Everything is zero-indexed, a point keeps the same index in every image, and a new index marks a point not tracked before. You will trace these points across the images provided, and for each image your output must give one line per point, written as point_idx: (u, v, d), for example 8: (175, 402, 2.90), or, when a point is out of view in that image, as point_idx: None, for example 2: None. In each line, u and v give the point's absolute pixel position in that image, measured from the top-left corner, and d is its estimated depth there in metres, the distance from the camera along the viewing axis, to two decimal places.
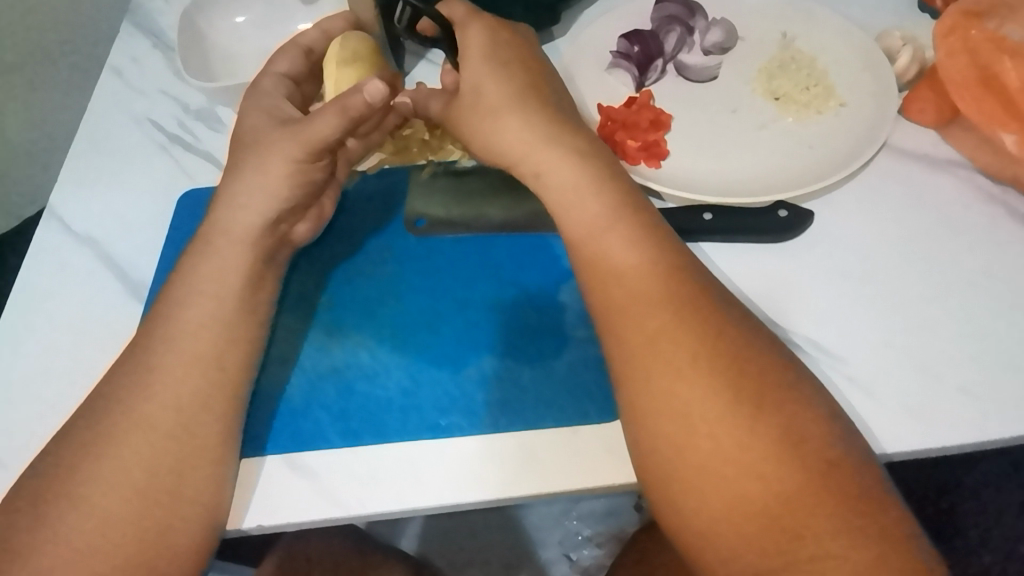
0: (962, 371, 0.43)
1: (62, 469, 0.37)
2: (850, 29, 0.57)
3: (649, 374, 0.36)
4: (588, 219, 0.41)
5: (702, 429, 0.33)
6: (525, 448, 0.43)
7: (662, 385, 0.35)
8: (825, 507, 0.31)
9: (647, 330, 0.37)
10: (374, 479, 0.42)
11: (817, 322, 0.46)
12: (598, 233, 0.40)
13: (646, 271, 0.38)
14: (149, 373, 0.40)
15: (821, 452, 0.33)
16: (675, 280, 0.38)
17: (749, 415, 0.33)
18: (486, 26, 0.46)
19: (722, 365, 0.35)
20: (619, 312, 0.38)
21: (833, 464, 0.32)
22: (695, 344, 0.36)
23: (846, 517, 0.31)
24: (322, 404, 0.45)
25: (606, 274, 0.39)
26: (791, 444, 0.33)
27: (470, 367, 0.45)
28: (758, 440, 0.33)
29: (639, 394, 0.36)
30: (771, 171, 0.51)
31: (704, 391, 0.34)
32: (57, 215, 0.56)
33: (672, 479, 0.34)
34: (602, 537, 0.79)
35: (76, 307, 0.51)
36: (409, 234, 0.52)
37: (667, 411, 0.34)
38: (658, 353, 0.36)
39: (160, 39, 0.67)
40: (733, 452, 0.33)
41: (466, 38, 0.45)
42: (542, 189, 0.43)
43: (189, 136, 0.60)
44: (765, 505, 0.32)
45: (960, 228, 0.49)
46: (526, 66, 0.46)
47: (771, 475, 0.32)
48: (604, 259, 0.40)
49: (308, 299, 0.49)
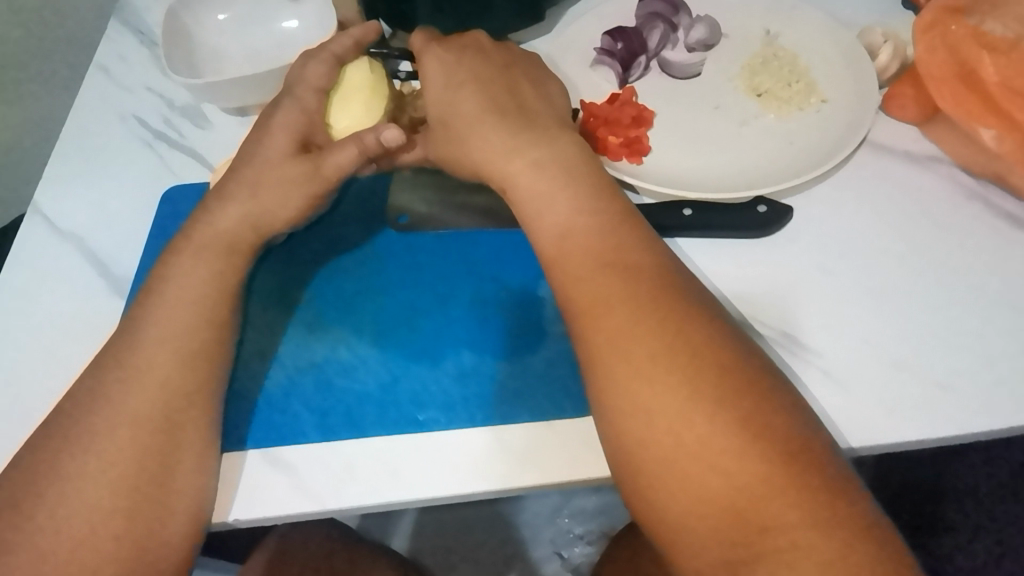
0: (938, 366, 0.43)
1: (39, 461, 0.37)
2: (832, 25, 0.58)
3: (620, 370, 0.36)
4: (561, 216, 0.42)
5: (672, 423, 0.34)
6: (502, 442, 0.43)
7: (632, 378, 0.35)
8: (794, 500, 0.31)
9: (619, 324, 0.37)
10: (351, 473, 0.42)
11: (795, 318, 0.46)
12: (572, 232, 0.41)
13: (619, 265, 0.39)
14: (128, 365, 0.40)
15: (790, 444, 0.33)
16: (647, 277, 0.38)
17: (720, 408, 0.33)
18: (446, 56, 0.48)
19: (693, 359, 0.35)
20: (593, 306, 0.38)
21: (802, 457, 0.32)
22: (666, 337, 0.36)
23: (813, 508, 0.31)
24: (301, 399, 0.45)
25: (580, 271, 0.39)
26: (760, 435, 0.33)
27: (450, 362, 0.46)
28: (728, 433, 0.33)
29: (610, 388, 0.36)
30: (751, 166, 0.52)
31: (674, 385, 0.34)
32: (41, 211, 0.56)
33: (643, 472, 0.34)
34: (593, 535, 0.79)
35: (59, 303, 0.51)
36: (391, 230, 0.52)
37: (639, 406, 0.35)
38: (628, 349, 0.36)
39: (147, 35, 0.67)
40: (703, 445, 0.33)
41: (423, 70, 0.48)
42: (519, 185, 0.43)
43: (174, 133, 0.60)
44: (734, 498, 0.32)
45: (939, 223, 0.49)
46: (490, 79, 0.47)
47: (739, 468, 0.32)
48: (576, 255, 0.40)
49: (289, 295, 0.49)
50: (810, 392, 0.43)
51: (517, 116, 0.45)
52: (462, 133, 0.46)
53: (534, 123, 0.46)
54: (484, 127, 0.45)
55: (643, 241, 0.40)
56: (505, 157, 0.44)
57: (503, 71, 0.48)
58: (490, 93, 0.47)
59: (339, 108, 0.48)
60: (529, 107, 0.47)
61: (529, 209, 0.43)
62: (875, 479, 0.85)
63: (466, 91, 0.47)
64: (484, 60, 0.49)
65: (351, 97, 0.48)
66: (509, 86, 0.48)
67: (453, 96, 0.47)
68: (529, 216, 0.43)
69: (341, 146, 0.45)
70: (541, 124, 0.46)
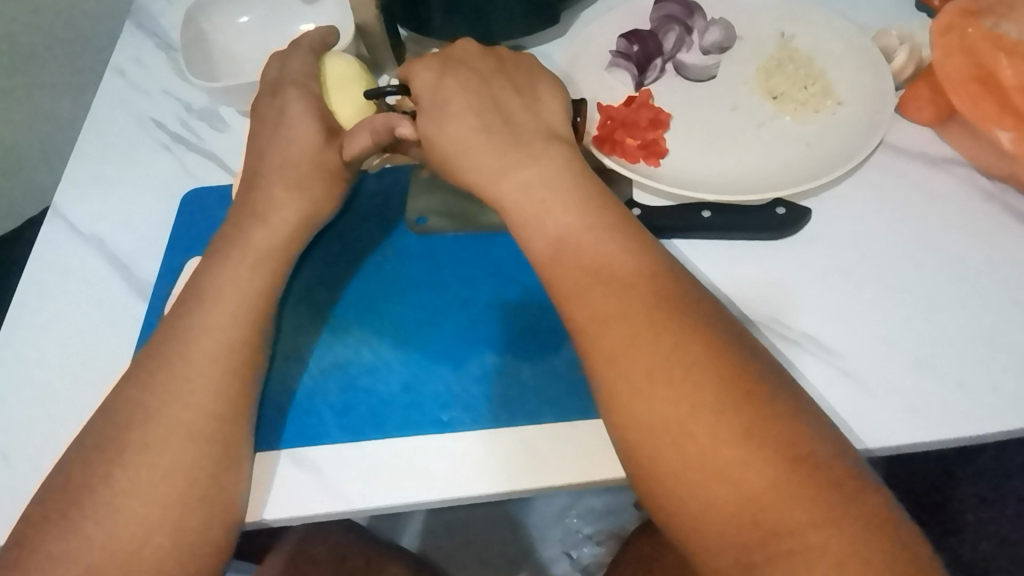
0: (956, 365, 0.44)
1: (73, 465, 0.37)
2: (847, 27, 0.58)
3: (643, 372, 0.36)
4: (576, 220, 0.42)
5: (695, 425, 0.34)
6: (526, 442, 0.43)
7: (651, 379, 0.36)
8: (811, 500, 0.31)
9: (638, 326, 0.37)
10: (375, 473, 0.42)
11: (812, 319, 0.47)
12: (585, 234, 0.41)
13: (635, 270, 0.39)
14: (160, 367, 0.40)
15: (807, 445, 0.33)
16: (667, 281, 0.39)
17: (739, 410, 0.34)
18: (437, 75, 0.48)
19: (707, 362, 0.35)
20: (618, 306, 0.38)
21: (820, 457, 0.33)
22: (678, 340, 0.36)
23: (832, 508, 0.31)
24: (325, 400, 0.45)
25: (603, 273, 0.40)
26: (777, 436, 0.33)
27: (470, 362, 0.46)
28: (745, 434, 0.33)
29: (633, 388, 0.36)
30: (768, 169, 0.52)
31: (697, 386, 0.35)
32: (62, 214, 0.57)
33: (662, 473, 0.34)
34: (602, 536, 0.80)
35: (81, 306, 0.52)
36: (410, 232, 0.52)
37: (662, 407, 0.35)
38: (650, 350, 0.36)
39: (164, 39, 0.68)
40: (722, 446, 0.33)
41: (416, 91, 0.48)
42: (539, 189, 0.43)
43: (193, 135, 0.61)
44: (752, 499, 0.32)
45: (956, 225, 0.50)
46: (483, 96, 0.47)
47: (761, 471, 0.32)
48: (591, 256, 0.40)
49: (312, 297, 0.49)
50: (830, 392, 0.43)
51: (504, 135, 0.46)
52: (449, 158, 0.46)
53: (529, 140, 0.46)
54: (483, 147, 0.45)
55: (655, 247, 0.41)
56: (506, 165, 0.44)
57: (486, 84, 0.48)
58: (475, 110, 0.46)
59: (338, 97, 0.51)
60: (528, 118, 0.47)
61: (545, 213, 0.43)
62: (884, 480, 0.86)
63: (451, 111, 0.46)
64: (471, 75, 0.48)
65: (346, 85, 0.51)
66: (491, 99, 0.47)
67: (441, 115, 0.47)
68: (544, 217, 0.43)
69: (359, 133, 0.48)
70: (527, 143, 0.45)
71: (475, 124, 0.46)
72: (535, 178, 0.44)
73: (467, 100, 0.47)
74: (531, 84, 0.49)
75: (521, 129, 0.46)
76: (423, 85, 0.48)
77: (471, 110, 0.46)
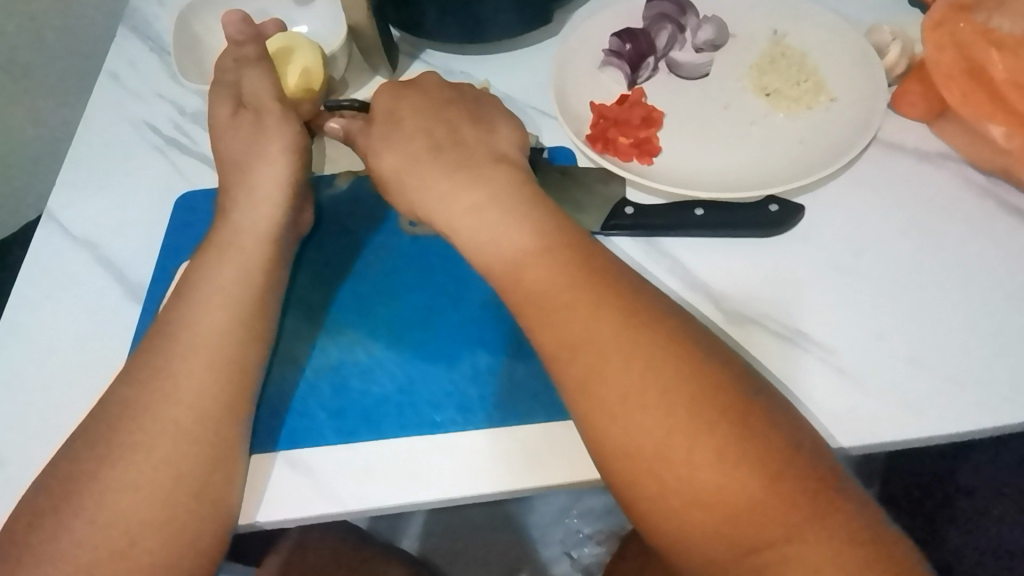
0: (950, 361, 0.44)
1: (66, 471, 0.37)
2: (841, 24, 0.58)
3: (615, 386, 0.35)
4: (546, 229, 0.42)
5: (665, 439, 0.33)
6: (522, 441, 0.43)
7: (624, 393, 0.35)
8: (788, 518, 0.31)
9: (608, 340, 0.37)
10: (369, 476, 0.42)
11: (811, 315, 0.46)
12: (546, 251, 0.41)
13: (608, 281, 0.39)
14: (155, 370, 0.40)
15: (783, 458, 0.33)
16: (636, 293, 0.39)
17: (710, 421, 0.33)
18: (394, 96, 0.51)
19: (681, 374, 0.35)
20: (585, 317, 0.38)
21: (796, 469, 0.32)
22: (661, 350, 0.36)
23: (808, 523, 0.31)
24: (318, 401, 0.45)
25: (565, 286, 0.39)
26: (755, 453, 0.32)
27: (464, 362, 0.46)
28: (720, 449, 0.33)
29: (606, 401, 0.35)
30: (763, 166, 0.52)
31: (668, 398, 0.34)
32: (56, 219, 0.57)
33: (640, 489, 0.34)
34: (602, 535, 0.79)
35: (75, 310, 0.51)
36: (403, 232, 0.52)
37: (633, 421, 0.34)
38: (621, 362, 0.36)
39: (157, 42, 0.68)
40: (697, 458, 0.33)
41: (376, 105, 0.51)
42: (487, 204, 0.43)
43: (186, 138, 0.61)
44: (729, 515, 0.32)
45: (951, 220, 0.50)
46: (436, 118, 0.49)
47: (735, 482, 0.32)
48: (563, 263, 0.40)
49: (307, 298, 0.49)
50: (825, 391, 0.43)
51: (456, 151, 0.47)
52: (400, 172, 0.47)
53: (474, 160, 0.46)
54: (422, 172, 0.46)
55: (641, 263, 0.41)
56: (449, 189, 0.45)
57: (451, 114, 0.49)
58: (426, 132, 0.48)
59: (296, 72, 0.55)
60: (466, 145, 0.47)
61: (489, 237, 0.43)
62: (884, 476, 0.86)
63: (402, 132, 0.48)
64: (432, 104, 0.50)
65: (299, 63, 0.55)
66: (446, 124, 0.49)
67: (385, 135, 0.49)
68: (475, 258, 0.43)
69: None
70: (473, 160, 0.46)
71: (425, 145, 0.47)
72: (470, 204, 0.44)
73: (420, 125, 0.48)
74: (496, 114, 0.51)
75: (469, 153, 0.47)
76: (377, 108, 0.50)
77: (415, 137, 0.48)
